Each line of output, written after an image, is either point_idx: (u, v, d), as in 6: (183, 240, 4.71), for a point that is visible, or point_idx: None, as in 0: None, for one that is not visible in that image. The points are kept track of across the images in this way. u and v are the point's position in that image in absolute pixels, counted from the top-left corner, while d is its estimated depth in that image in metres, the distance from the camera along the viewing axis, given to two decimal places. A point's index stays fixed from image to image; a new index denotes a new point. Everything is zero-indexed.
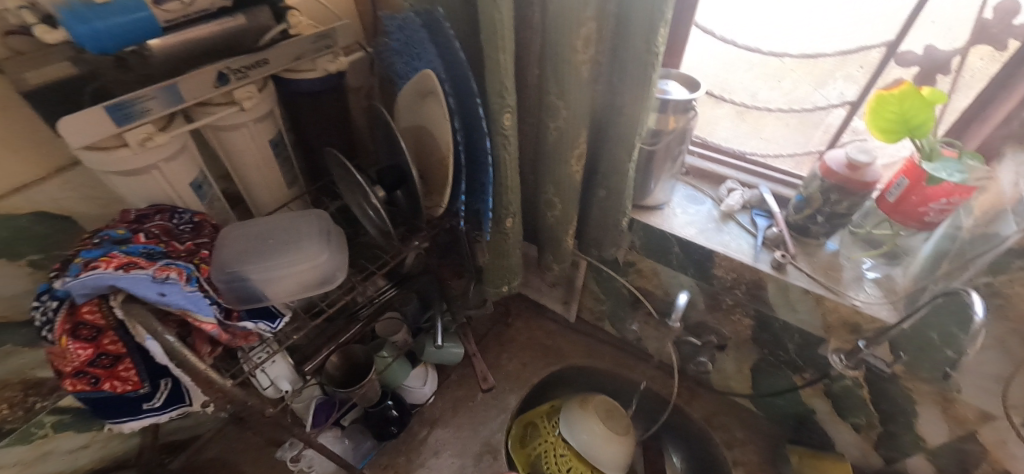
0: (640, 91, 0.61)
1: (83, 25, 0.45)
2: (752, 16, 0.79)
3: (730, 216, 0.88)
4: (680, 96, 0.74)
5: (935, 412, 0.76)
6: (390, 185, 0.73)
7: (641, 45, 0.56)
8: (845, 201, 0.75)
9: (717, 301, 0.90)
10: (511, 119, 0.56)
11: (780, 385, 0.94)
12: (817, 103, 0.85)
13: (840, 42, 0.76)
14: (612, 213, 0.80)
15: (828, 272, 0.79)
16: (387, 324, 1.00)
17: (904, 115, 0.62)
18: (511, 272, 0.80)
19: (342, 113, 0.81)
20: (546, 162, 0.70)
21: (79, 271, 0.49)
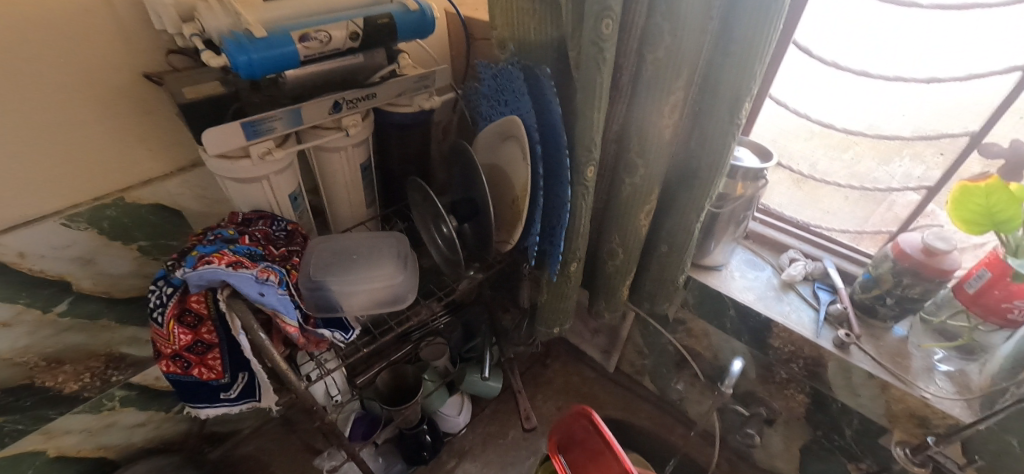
0: (717, 157, 0.63)
1: (243, 55, 0.52)
2: (829, 93, 0.81)
3: (791, 286, 0.87)
4: (752, 163, 0.76)
5: None
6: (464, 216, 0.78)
7: (726, 116, 0.59)
8: (920, 286, 0.73)
9: (770, 372, 0.88)
10: (593, 171, 0.60)
11: (833, 472, 0.89)
12: (889, 185, 0.84)
13: (920, 126, 0.77)
14: (671, 269, 0.81)
15: (896, 358, 0.76)
16: (433, 348, 1.02)
17: (989, 208, 0.60)
18: (564, 314, 0.82)
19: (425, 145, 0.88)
20: (616, 213, 0.73)
21: (194, 263, 0.54)
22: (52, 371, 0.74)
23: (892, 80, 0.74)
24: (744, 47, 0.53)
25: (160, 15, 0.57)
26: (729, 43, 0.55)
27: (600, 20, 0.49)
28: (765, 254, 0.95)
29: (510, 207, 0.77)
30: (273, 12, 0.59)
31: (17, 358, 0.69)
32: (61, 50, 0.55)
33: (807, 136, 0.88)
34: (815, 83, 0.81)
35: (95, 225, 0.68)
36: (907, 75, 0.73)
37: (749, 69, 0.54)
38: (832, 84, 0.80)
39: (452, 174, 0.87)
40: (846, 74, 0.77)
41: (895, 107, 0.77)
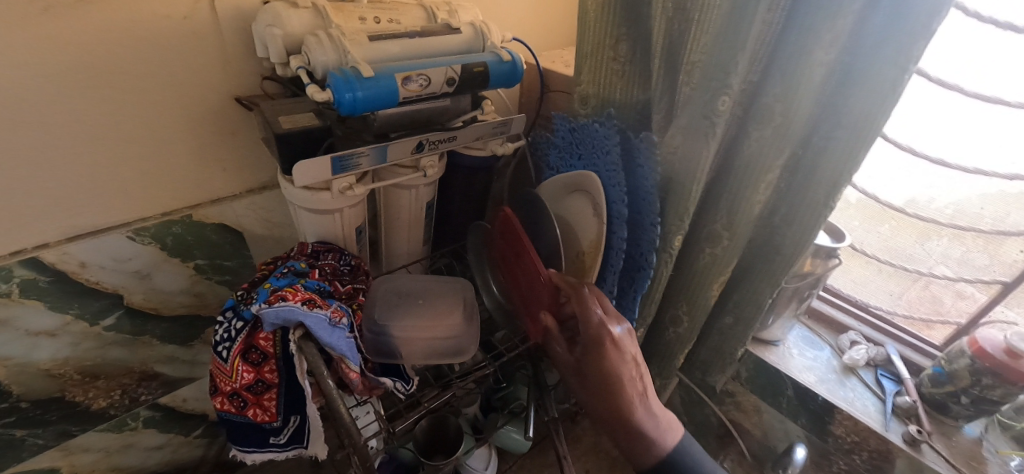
0: (804, 238, 0.62)
1: (350, 93, 0.53)
2: (903, 175, 0.76)
3: (852, 370, 0.84)
4: (824, 241, 0.74)
5: None
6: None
7: (819, 200, 0.58)
8: (1000, 390, 0.69)
9: (826, 460, 0.83)
10: (680, 241, 0.61)
11: None
12: (933, 269, 0.80)
13: (995, 219, 0.71)
14: (732, 340, 0.78)
15: (970, 461, 0.72)
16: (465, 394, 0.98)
17: None
18: None
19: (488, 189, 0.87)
20: (687, 279, 0.71)
21: (268, 297, 0.52)
22: (85, 385, 0.70)
23: (967, 171, 0.69)
24: (852, 135, 0.52)
25: (266, 44, 0.57)
26: (835, 130, 0.54)
27: (717, 96, 0.50)
28: (820, 332, 0.93)
29: (574, 262, 0.76)
30: (377, 52, 0.59)
31: (55, 370, 0.66)
32: (165, 68, 0.55)
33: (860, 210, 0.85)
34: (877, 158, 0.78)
35: (159, 241, 0.66)
36: (987, 169, 0.68)
37: (852, 158, 0.53)
38: (898, 163, 0.76)
39: (513, 220, 0.86)
40: (920, 159, 0.73)
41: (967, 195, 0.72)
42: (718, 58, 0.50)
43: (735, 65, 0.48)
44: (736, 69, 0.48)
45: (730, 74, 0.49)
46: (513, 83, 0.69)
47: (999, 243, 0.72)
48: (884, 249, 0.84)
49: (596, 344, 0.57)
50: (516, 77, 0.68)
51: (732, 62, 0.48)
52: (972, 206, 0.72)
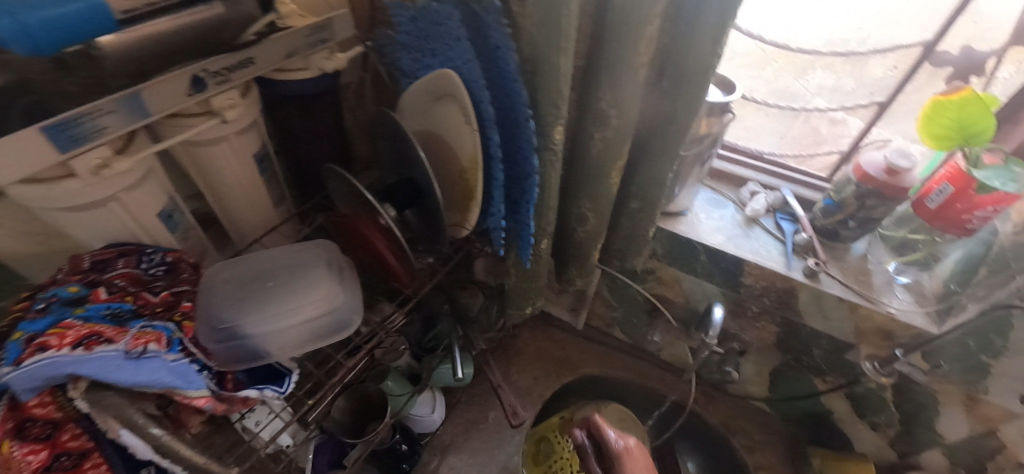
0: (696, 101, 0.54)
1: (3, 17, 0.32)
2: (786, 10, 0.73)
3: (754, 220, 0.85)
4: (716, 97, 0.69)
5: (958, 412, 0.79)
6: (402, 203, 0.64)
7: (708, 49, 0.49)
8: (882, 207, 0.72)
9: (742, 308, 0.87)
10: (562, 132, 0.49)
11: (802, 389, 0.93)
12: (811, 103, 0.84)
13: (876, 39, 0.72)
14: (643, 224, 0.74)
15: (859, 277, 0.77)
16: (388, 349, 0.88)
17: (961, 122, 0.61)
18: (537, 294, 0.73)
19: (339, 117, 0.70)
20: (583, 173, 0.62)
21: (19, 353, 0.37)
22: None
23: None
24: None
25: None
26: None
27: None
28: (723, 188, 0.92)
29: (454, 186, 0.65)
30: None
31: None
32: None
33: (744, 56, 0.82)
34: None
35: None
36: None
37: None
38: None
39: (382, 148, 0.71)
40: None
41: (849, 24, 0.72)
42: None
43: None
44: None
45: None
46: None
47: (873, 67, 0.76)
48: (777, 94, 0.85)
49: (626, 453, 0.78)
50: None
51: None
52: (857, 31, 0.73)
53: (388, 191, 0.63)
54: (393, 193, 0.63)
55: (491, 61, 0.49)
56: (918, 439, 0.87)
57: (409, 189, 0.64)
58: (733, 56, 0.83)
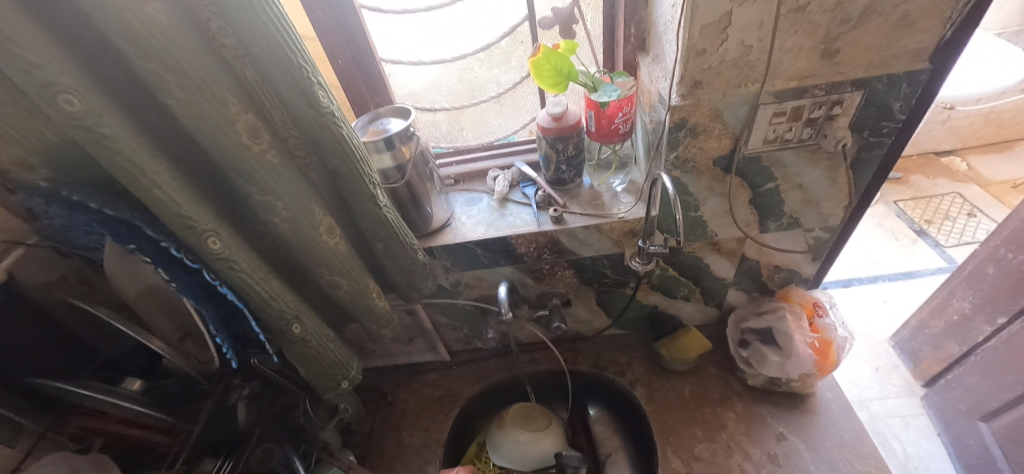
0: (343, 151, 0.62)
1: None
2: (417, 37, 0.88)
3: (506, 199, 0.97)
4: (397, 127, 0.79)
5: (716, 256, 0.97)
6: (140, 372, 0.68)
7: (308, 110, 0.57)
8: (569, 145, 0.87)
9: (537, 271, 0.97)
10: (218, 240, 0.52)
11: (624, 303, 1.07)
12: (506, 84, 0.98)
13: (516, 8, 0.87)
14: (403, 256, 0.81)
15: (594, 202, 0.92)
16: None
17: (556, 68, 0.74)
18: (339, 368, 0.75)
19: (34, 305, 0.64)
20: (295, 251, 0.66)
21: None
22: None
23: (429, 11, 0.85)
24: (259, 39, 0.50)
25: None
26: (249, 45, 0.50)
27: (54, 97, 0.40)
28: (474, 185, 1.03)
29: (184, 341, 0.71)
30: None
31: None
32: None
33: (458, 71, 0.95)
34: (411, 37, 0.88)
35: None
36: (435, 3, 0.84)
37: (285, 59, 0.52)
38: (415, 28, 0.87)
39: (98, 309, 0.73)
40: (391, 17, 0.84)
41: (491, 13, 0.87)
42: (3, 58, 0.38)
43: (33, 59, 0.38)
44: (38, 63, 0.39)
45: (36, 71, 0.39)
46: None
47: (517, 46, 0.92)
48: (512, 82, 0.99)
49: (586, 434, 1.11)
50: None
51: (28, 55, 0.38)
52: (504, 11, 0.87)
53: (120, 367, 0.68)
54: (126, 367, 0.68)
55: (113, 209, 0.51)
56: (715, 289, 1.05)
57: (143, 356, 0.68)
58: (456, 75, 0.96)
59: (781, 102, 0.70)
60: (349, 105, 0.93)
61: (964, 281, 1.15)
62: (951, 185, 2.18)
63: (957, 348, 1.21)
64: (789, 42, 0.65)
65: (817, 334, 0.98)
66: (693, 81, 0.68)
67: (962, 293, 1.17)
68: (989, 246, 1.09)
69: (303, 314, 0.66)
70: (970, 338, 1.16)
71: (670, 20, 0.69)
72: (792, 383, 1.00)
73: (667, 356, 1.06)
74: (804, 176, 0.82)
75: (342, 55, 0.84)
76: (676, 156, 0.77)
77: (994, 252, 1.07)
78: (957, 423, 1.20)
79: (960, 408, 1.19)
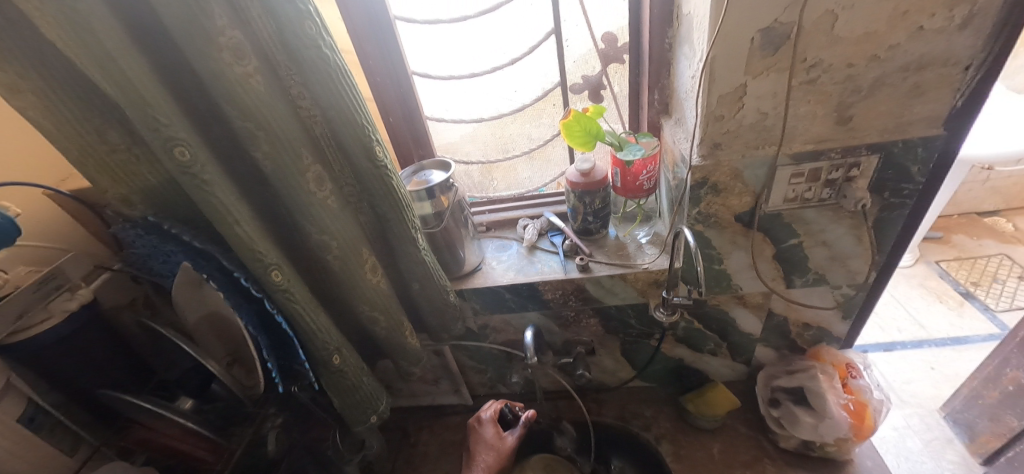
0: (391, 197, 0.69)
1: None
2: (460, 99, 0.99)
3: (534, 247, 1.02)
4: (439, 178, 0.87)
5: (742, 310, 0.98)
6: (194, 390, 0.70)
7: (367, 163, 0.65)
8: (596, 199, 0.93)
9: (563, 318, 1.00)
10: (280, 273, 0.59)
11: (649, 354, 1.07)
12: (539, 142, 1.07)
13: (549, 75, 0.96)
14: (437, 297, 0.86)
15: (619, 253, 0.96)
16: None
17: (585, 130, 0.82)
18: (370, 402, 0.79)
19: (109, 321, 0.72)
20: (342, 286, 0.72)
21: None
22: None
23: (472, 77, 0.95)
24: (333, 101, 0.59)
25: None
26: (324, 107, 0.59)
27: (171, 149, 0.48)
28: (505, 233, 1.09)
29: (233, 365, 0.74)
30: None
31: None
32: None
33: (494, 129, 1.04)
34: (455, 99, 0.99)
35: None
36: (478, 70, 0.95)
37: (352, 120, 0.61)
38: (459, 92, 0.98)
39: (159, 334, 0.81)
40: (439, 82, 0.96)
41: (527, 79, 0.97)
42: (139, 119, 0.48)
43: (161, 118, 0.48)
44: (165, 122, 0.48)
45: (162, 128, 0.48)
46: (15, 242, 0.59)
47: (549, 108, 1.01)
48: (543, 139, 1.06)
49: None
50: (16, 233, 0.59)
51: (158, 116, 0.48)
52: (538, 77, 0.97)
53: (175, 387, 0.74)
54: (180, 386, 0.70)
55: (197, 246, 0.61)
56: (742, 344, 1.05)
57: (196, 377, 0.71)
58: (492, 132, 1.04)
59: (799, 163, 0.74)
60: (396, 157, 1.02)
61: (1016, 349, 1.11)
62: (998, 247, 2.09)
63: (1017, 422, 1.13)
64: (803, 109, 0.70)
65: (851, 395, 0.96)
66: (713, 143, 0.74)
67: (1017, 360, 1.12)
68: None
69: (343, 346, 0.71)
70: None
71: (690, 88, 0.75)
72: (828, 448, 0.96)
73: (694, 412, 1.03)
74: (828, 233, 0.84)
75: (394, 114, 0.95)
76: (698, 212, 0.81)
77: None
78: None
79: None
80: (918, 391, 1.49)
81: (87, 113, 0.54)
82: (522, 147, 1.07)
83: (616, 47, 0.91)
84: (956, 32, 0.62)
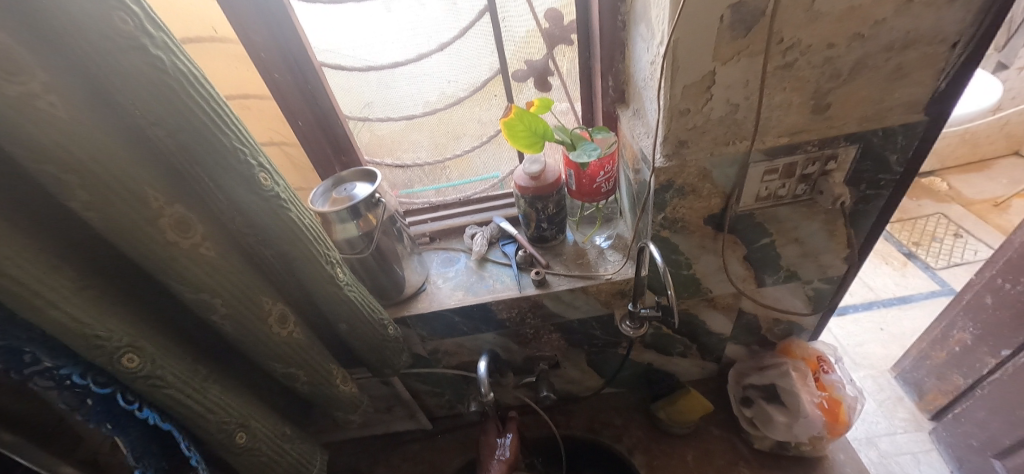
0: (290, 233, 0.55)
1: None
2: (384, 93, 0.83)
3: (485, 259, 0.91)
4: (362, 193, 0.72)
5: (711, 312, 0.91)
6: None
7: (248, 195, 0.50)
8: (549, 204, 0.82)
9: (522, 335, 0.90)
10: (135, 356, 0.44)
11: (616, 363, 1.00)
12: (482, 138, 0.93)
13: (486, 60, 0.82)
14: (371, 334, 0.73)
15: (578, 261, 0.86)
16: None
17: (530, 128, 0.69)
18: (299, 469, 0.67)
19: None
20: (241, 346, 0.58)
21: None
22: None
23: (395, 66, 0.80)
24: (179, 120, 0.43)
25: None
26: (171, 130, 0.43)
27: None
28: (452, 243, 0.97)
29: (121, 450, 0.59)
30: None
31: None
32: None
33: (429, 125, 0.90)
34: (377, 93, 0.83)
35: None
36: (401, 59, 0.79)
37: (217, 143, 0.46)
38: (381, 85, 0.82)
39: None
40: (355, 74, 0.80)
41: (462, 66, 0.82)
42: None
43: None
44: None
45: None
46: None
47: (490, 99, 0.88)
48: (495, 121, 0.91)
49: None
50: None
51: None
52: (474, 64, 0.83)
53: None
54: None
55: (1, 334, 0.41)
56: (712, 345, 0.99)
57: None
58: (427, 129, 0.90)
59: (773, 159, 0.65)
60: (314, 166, 0.87)
61: (963, 312, 1.06)
62: (934, 206, 2.16)
63: (963, 381, 1.13)
64: (778, 99, 0.60)
65: (824, 392, 0.92)
66: (678, 141, 0.63)
67: (962, 323, 1.09)
68: (985, 275, 1.01)
69: (250, 420, 0.58)
70: (974, 370, 1.07)
71: (649, 77, 0.64)
72: (802, 446, 0.93)
73: (666, 419, 0.98)
74: (800, 230, 0.77)
75: (302, 116, 0.79)
76: (664, 217, 0.72)
77: (993, 284, 0.98)
78: (973, 462, 1.11)
79: (972, 444, 1.11)
80: (869, 353, 1.50)
81: None
82: (474, 134, 0.92)
83: (562, 26, 0.78)
84: (947, 4, 0.54)
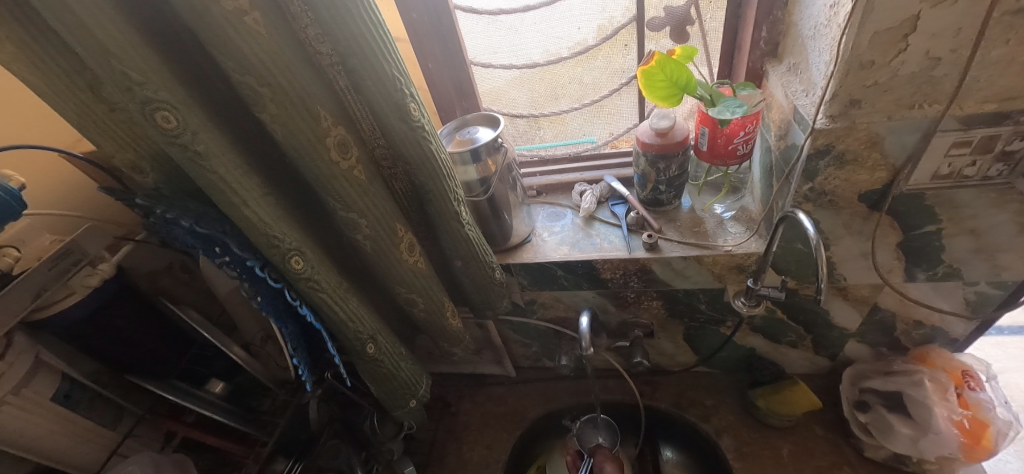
0: (429, 165, 0.57)
1: None
2: (511, 38, 0.82)
3: (592, 218, 0.89)
4: (486, 137, 0.73)
5: (841, 303, 0.82)
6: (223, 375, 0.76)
7: (400, 124, 0.52)
8: (672, 165, 0.77)
9: (622, 298, 0.88)
10: (301, 260, 0.50)
11: (716, 342, 0.95)
12: (602, 93, 0.89)
13: (622, 4, 0.77)
14: (481, 276, 0.75)
15: (695, 229, 0.82)
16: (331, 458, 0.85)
17: (671, 78, 0.65)
18: (409, 387, 0.72)
19: (182, 302, 0.76)
20: (375, 267, 0.63)
21: None
22: None
23: (527, 10, 0.78)
24: (353, 45, 0.45)
25: None
26: (343, 54, 0.46)
27: (151, 114, 0.38)
28: (559, 199, 0.97)
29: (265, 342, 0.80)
30: None
31: None
32: None
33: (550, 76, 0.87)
34: (504, 39, 0.82)
35: None
36: (533, 3, 0.77)
37: (379, 69, 0.48)
38: (510, 30, 0.81)
39: (190, 307, 0.78)
40: (486, 17, 0.79)
41: (592, 11, 0.78)
42: (105, 75, 0.36)
43: (133, 74, 0.36)
44: (140, 79, 0.36)
45: (135, 86, 0.36)
46: (19, 216, 0.52)
47: (618, 50, 0.83)
48: (606, 82, 0.88)
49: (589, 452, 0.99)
50: (20, 206, 0.52)
51: (130, 70, 0.36)
52: (603, 9, 0.78)
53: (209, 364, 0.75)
54: (210, 372, 0.75)
55: (184, 242, 0.51)
56: (831, 338, 0.90)
57: (219, 364, 0.75)
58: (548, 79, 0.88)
59: (968, 129, 0.55)
60: (437, 111, 0.89)
61: None
62: None
63: None
64: (995, 54, 0.50)
65: (966, 411, 0.80)
66: (849, 100, 0.55)
67: None
68: None
69: (378, 334, 0.63)
70: None
71: (825, 23, 0.56)
72: (926, 463, 0.83)
73: (764, 409, 0.92)
74: (980, 219, 0.65)
75: (433, 58, 0.80)
76: (811, 188, 0.64)
77: None
78: None
79: None
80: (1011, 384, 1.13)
81: (57, 65, 0.42)
82: (574, 97, 0.90)
83: None
84: None
